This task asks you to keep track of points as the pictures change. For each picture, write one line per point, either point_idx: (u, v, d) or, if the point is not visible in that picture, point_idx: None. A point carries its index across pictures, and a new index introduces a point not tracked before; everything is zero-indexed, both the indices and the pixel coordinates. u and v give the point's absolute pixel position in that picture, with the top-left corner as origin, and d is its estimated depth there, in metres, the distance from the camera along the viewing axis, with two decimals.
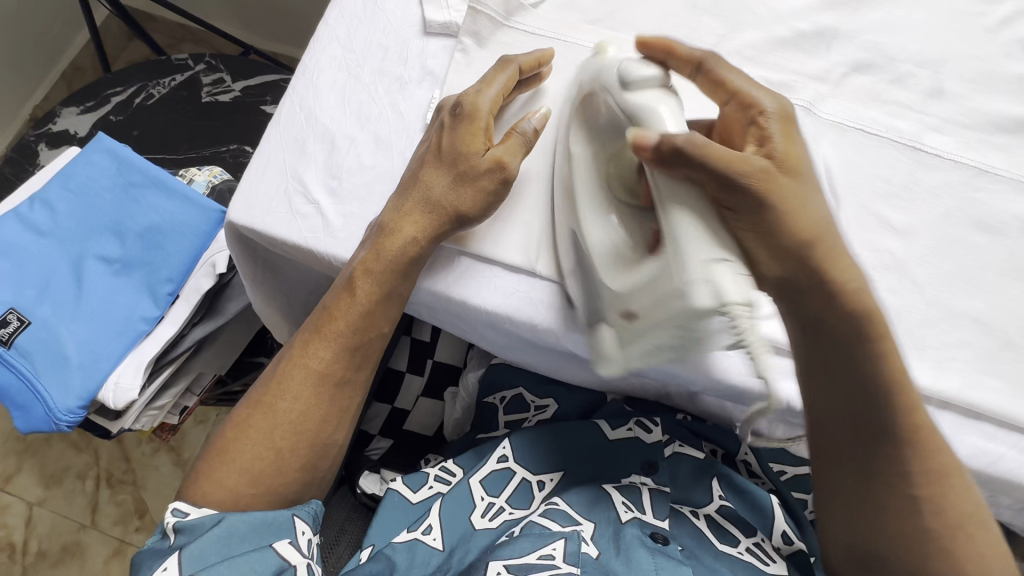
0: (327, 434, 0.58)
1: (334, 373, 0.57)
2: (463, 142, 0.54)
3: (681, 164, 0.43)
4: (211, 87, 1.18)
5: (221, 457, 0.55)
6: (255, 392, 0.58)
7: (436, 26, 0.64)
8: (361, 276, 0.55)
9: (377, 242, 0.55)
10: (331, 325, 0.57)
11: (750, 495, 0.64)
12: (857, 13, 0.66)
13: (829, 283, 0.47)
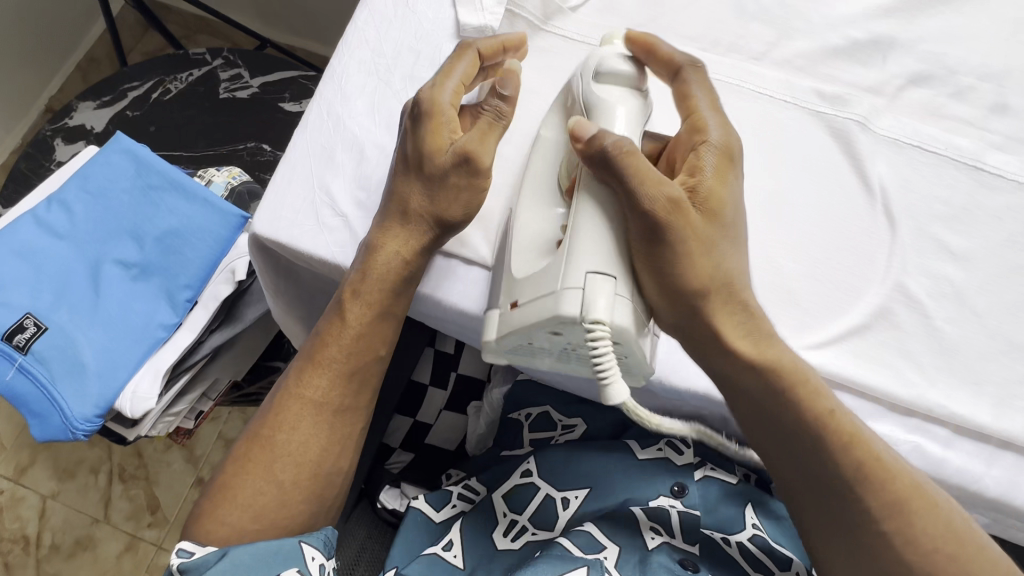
0: (327, 464, 0.56)
1: (330, 400, 0.55)
2: (422, 146, 0.51)
3: (607, 172, 0.45)
4: (229, 83, 1.16)
5: (221, 494, 0.54)
6: (253, 425, 0.57)
7: (470, 30, 0.60)
8: (353, 299, 0.53)
9: (365, 264, 0.53)
10: (323, 351, 0.55)
11: (786, 524, 0.62)
12: (917, 21, 0.63)
13: (721, 325, 0.47)
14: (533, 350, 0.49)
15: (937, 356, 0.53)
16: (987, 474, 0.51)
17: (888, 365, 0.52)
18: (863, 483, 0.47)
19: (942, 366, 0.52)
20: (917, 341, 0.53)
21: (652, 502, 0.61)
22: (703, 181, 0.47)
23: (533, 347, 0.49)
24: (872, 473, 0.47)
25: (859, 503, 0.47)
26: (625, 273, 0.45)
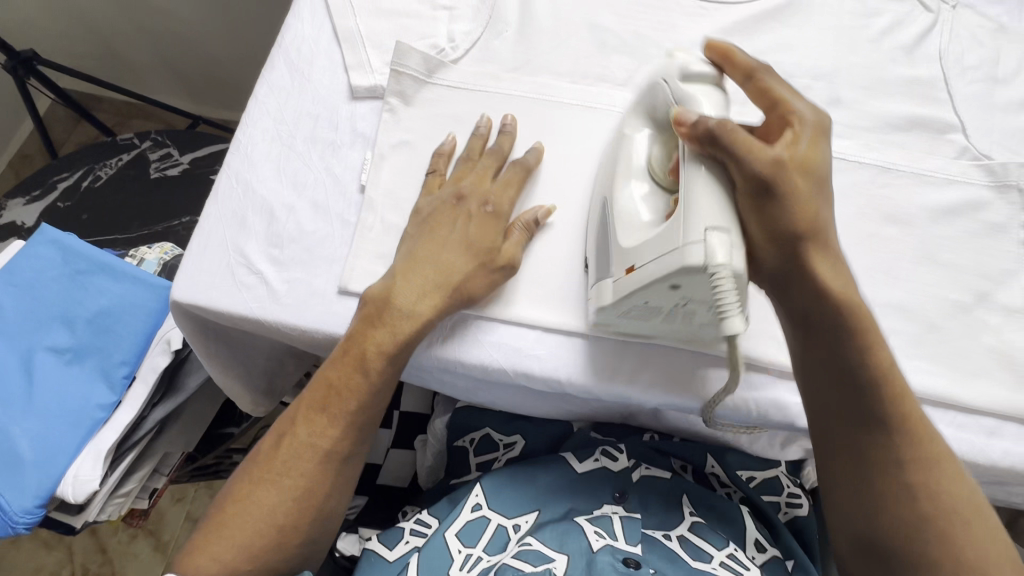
0: (330, 506, 0.56)
1: (339, 448, 0.56)
2: (477, 237, 0.57)
3: (710, 146, 0.47)
4: (159, 163, 1.20)
5: (215, 532, 0.54)
6: (252, 460, 0.57)
7: (362, 91, 0.67)
8: (366, 352, 0.55)
9: (384, 318, 0.55)
10: (334, 399, 0.56)
11: (717, 510, 0.66)
12: (754, 37, 0.72)
13: (818, 269, 0.49)
14: (647, 311, 0.52)
15: None
16: None
17: (769, 335, 0.58)
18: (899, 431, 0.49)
19: None
20: None
21: (594, 510, 0.64)
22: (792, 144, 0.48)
23: (648, 308, 0.52)
24: (931, 459, 0.49)
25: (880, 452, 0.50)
26: (737, 228, 0.46)
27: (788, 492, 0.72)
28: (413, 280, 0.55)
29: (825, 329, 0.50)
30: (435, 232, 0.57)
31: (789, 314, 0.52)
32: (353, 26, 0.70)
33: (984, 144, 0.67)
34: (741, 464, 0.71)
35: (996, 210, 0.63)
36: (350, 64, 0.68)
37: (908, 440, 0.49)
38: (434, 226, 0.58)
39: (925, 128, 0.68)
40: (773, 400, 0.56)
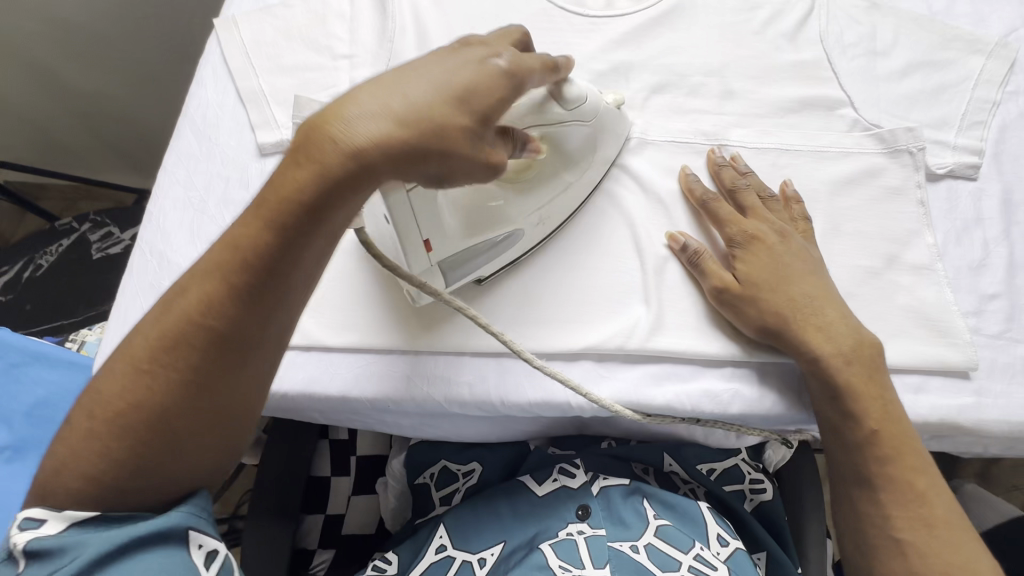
0: (226, 413, 0.47)
1: (235, 335, 0.45)
2: (463, 80, 0.42)
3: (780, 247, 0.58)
4: (100, 243, 1.19)
5: (81, 435, 0.46)
6: (123, 354, 0.46)
7: (270, 147, 0.68)
8: (277, 195, 0.42)
9: (296, 156, 0.40)
10: (229, 269, 0.44)
11: (680, 508, 0.64)
12: (645, 44, 0.75)
13: (820, 328, 0.55)
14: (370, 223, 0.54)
15: None
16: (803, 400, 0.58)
17: (691, 329, 0.59)
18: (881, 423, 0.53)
19: None
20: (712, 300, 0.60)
21: (559, 532, 0.62)
22: (742, 224, 0.60)
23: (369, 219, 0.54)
24: (885, 449, 0.52)
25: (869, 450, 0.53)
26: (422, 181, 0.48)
27: (750, 479, 0.72)
28: (358, 104, 0.40)
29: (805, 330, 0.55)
30: (433, 75, 0.42)
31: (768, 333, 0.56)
32: (256, 87, 0.71)
33: (872, 115, 0.70)
34: (698, 458, 0.71)
35: (892, 175, 0.66)
36: (255, 123, 0.69)
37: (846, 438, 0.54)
38: (448, 73, 0.42)
39: (815, 108, 0.71)
40: (700, 389, 0.57)
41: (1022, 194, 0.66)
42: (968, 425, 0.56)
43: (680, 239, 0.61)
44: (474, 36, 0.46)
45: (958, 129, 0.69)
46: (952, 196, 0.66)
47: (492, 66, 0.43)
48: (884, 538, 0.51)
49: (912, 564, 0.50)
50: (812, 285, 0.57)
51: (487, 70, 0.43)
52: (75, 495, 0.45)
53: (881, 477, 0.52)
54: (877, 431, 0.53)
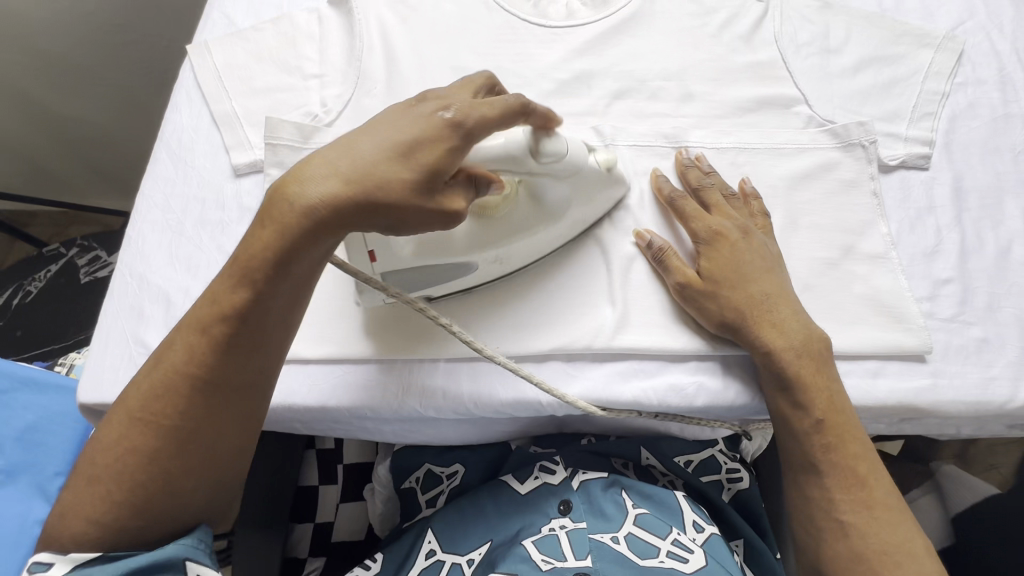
0: (217, 449, 0.51)
1: (217, 379, 0.49)
2: (407, 138, 0.46)
3: (743, 255, 0.60)
4: (88, 266, 1.21)
5: (85, 482, 0.49)
6: (120, 404, 0.51)
7: (244, 167, 0.70)
8: (249, 254, 0.48)
9: (265, 219, 0.47)
10: (211, 321, 0.50)
11: (657, 497, 0.64)
12: (606, 52, 0.77)
13: (778, 323, 0.57)
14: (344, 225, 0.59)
15: None
16: None
17: (656, 325, 0.61)
18: (830, 412, 0.55)
19: None
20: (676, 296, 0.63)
21: (541, 528, 0.62)
22: (704, 221, 0.62)
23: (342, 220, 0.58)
24: (830, 436, 0.55)
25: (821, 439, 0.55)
26: None
27: (727, 469, 0.73)
28: (312, 167, 0.47)
29: (762, 325, 0.57)
30: (380, 131, 0.48)
31: (727, 327, 0.58)
32: (229, 109, 0.74)
33: (826, 111, 0.73)
34: (675, 451, 0.72)
35: (846, 168, 0.68)
36: (230, 145, 0.71)
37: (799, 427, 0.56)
38: (394, 129, 0.47)
39: (771, 107, 0.73)
40: (666, 383, 0.60)
41: (972, 181, 0.69)
42: (926, 406, 0.58)
43: (646, 236, 0.63)
44: (436, 94, 0.51)
45: (909, 121, 0.71)
46: (905, 186, 0.68)
47: (436, 119, 0.47)
48: (829, 521, 0.54)
49: (854, 543, 0.53)
50: (768, 282, 0.59)
51: (430, 122, 0.47)
52: (81, 539, 0.48)
53: (826, 462, 0.55)
54: (823, 421, 0.55)
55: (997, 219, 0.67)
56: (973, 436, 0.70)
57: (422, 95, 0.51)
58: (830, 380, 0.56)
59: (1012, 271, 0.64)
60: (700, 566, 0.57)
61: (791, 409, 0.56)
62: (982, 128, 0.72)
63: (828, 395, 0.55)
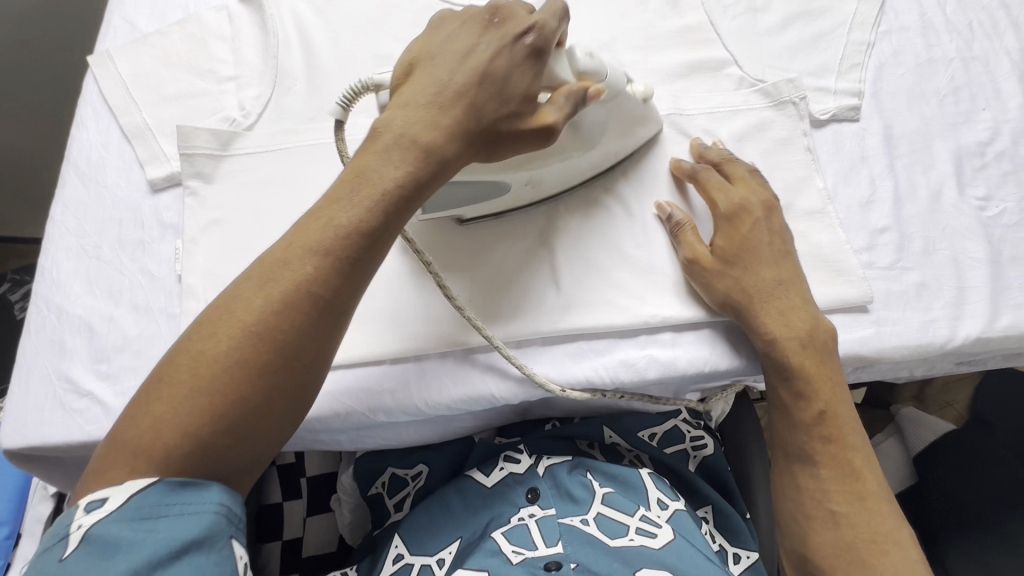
0: (316, 377, 0.46)
1: (339, 300, 0.45)
2: (493, 55, 0.49)
3: (758, 236, 0.59)
4: (24, 301, 1.14)
5: (175, 394, 0.42)
6: (223, 317, 0.44)
7: (161, 181, 0.66)
8: (375, 176, 0.47)
9: (387, 145, 0.47)
10: (332, 236, 0.45)
11: (622, 477, 0.63)
12: None
13: (781, 311, 0.57)
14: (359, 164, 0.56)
15: (640, 277, 0.62)
16: (714, 353, 0.60)
17: (606, 301, 0.61)
18: (828, 399, 0.56)
19: (647, 283, 0.61)
20: (620, 271, 0.62)
21: (510, 519, 0.60)
22: (724, 197, 0.61)
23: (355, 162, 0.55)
24: (825, 429, 0.56)
25: (810, 431, 0.56)
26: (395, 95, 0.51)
27: (691, 437, 0.72)
28: (418, 106, 0.48)
29: (770, 310, 0.57)
30: (470, 62, 0.49)
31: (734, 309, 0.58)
32: (139, 121, 0.69)
33: (756, 70, 0.72)
34: (639, 425, 0.71)
35: (780, 126, 0.68)
36: (143, 158, 0.67)
37: (797, 415, 0.57)
38: (483, 60, 0.49)
39: (701, 71, 0.72)
40: (618, 359, 0.60)
41: (901, 128, 0.69)
42: (870, 355, 0.59)
43: (666, 209, 0.62)
44: (507, 10, 0.51)
45: (837, 74, 0.71)
46: (838, 139, 0.69)
47: (518, 45, 0.49)
48: (819, 509, 0.54)
49: (842, 533, 0.53)
50: (783, 267, 0.59)
51: (514, 50, 0.49)
52: (169, 456, 0.40)
53: (822, 453, 0.56)
54: (824, 413, 0.56)
55: (927, 163, 0.68)
56: (924, 377, 0.71)
57: (493, 14, 0.51)
58: (834, 370, 0.57)
59: (944, 213, 0.65)
60: (670, 540, 0.57)
61: (795, 401, 0.57)
62: (908, 74, 0.72)
63: (830, 388, 0.56)
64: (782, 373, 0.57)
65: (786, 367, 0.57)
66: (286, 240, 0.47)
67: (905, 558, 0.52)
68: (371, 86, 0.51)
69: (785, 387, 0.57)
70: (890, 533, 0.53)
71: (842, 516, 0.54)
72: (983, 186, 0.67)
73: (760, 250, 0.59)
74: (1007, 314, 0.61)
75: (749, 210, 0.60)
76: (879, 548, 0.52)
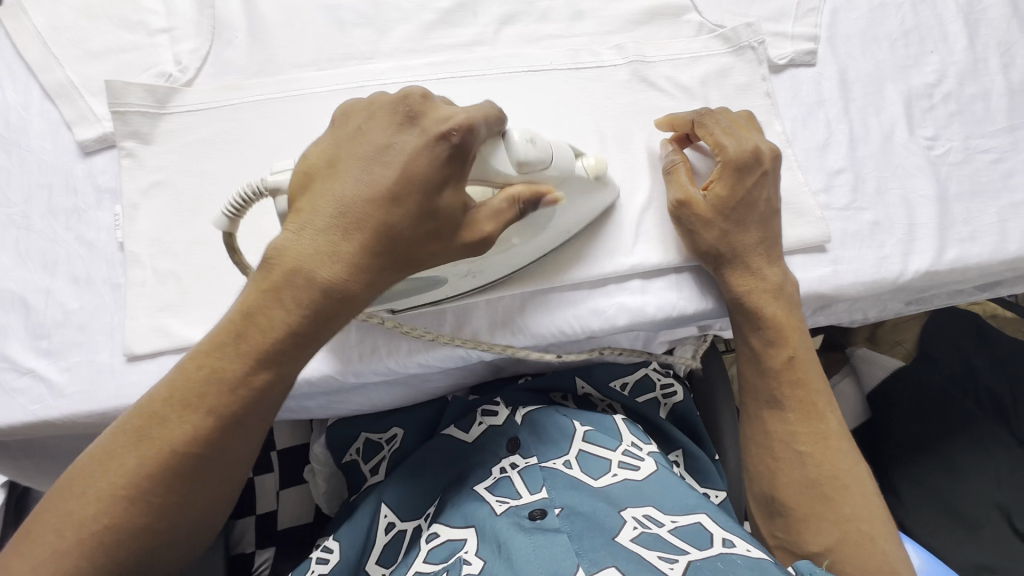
0: (205, 518, 0.44)
1: (222, 455, 0.43)
2: (407, 168, 0.42)
3: (755, 194, 0.58)
4: None
5: (42, 557, 0.39)
6: (94, 474, 0.41)
7: (93, 144, 0.61)
8: (264, 320, 0.42)
9: (285, 284, 0.42)
10: (214, 393, 0.42)
11: (600, 419, 0.62)
12: None
13: (754, 262, 0.58)
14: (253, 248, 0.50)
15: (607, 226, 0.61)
16: (681, 297, 0.61)
17: (573, 254, 0.60)
18: (788, 343, 0.58)
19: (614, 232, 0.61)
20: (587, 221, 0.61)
21: (492, 472, 0.58)
22: (721, 143, 0.58)
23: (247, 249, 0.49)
24: (791, 374, 0.58)
25: (780, 377, 0.58)
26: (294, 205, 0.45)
27: (661, 384, 0.73)
28: (317, 231, 0.42)
29: (744, 258, 0.58)
30: (385, 165, 0.42)
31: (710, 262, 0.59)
32: (62, 79, 0.63)
33: (715, 17, 0.71)
34: (609, 376, 0.72)
35: (739, 72, 0.68)
36: (70, 118, 0.62)
37: (766, 360, 0.59)
38: (395, 166, 0.42)
39: (661, 17, 0.71)
40: (588, 310, 0.60)
41: (855, 72, 0.70)
42: (828, 293, 0.61)
43: (664, 150, 0.62)
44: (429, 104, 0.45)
45: (795, 18, 0.71)
46: (795, 84, 0.69)
47: (439, 143, 0.42)
48: (786, 451, 0.57)
49: (807, 470, 0.55)
50: (770, 224, 0.59)
51: (438, 154, 0.42)
52: None
53: (789, 397, 0.58)
54: (793, 357, 0.58)
55: (879, 106, 0.69)
56: (878, 317, 0.75)
57: (407, 103, 0.44)
58: (796, 320, 0.59)
59: (896, 153, 0.67)
60: (653, 473, 0.56)
61: (768, 347, 0.59)
62: (861, 19, 0.73)
63: (793, 333, 0.59)
64: (748, 321, 0.59)
65: (758, 312, 0.58)
66: (166, 385, 0.43)
67: (863, 495, 0.54)
68: (263, 190, 0.44)
69: (752, 335, 0.59)
70: (851, 471, 0.55)
71: (808, 457, 0.56)
72: (931, 126, 0.69)
73: (754, 208, 0.59)
74: (953, 248, 0.64)
75: (758, 161, 0.58)
76: (840, 482, 0.55)
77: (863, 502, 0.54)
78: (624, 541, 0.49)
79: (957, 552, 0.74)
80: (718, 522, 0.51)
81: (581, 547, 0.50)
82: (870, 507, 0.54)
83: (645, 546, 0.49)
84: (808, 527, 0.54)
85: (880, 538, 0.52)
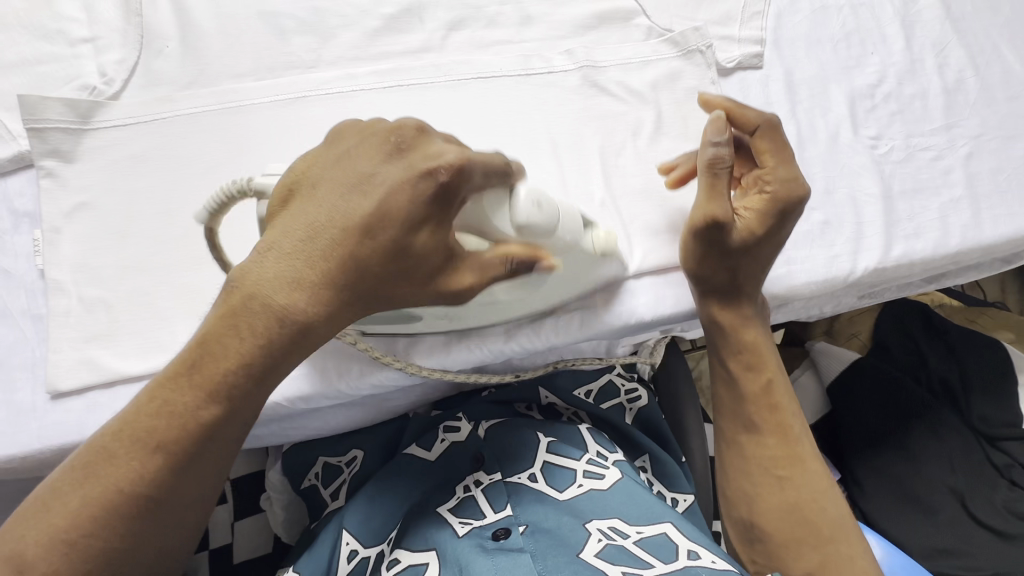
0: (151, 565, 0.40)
1: (175, 498, 0.39)
2: (386, 201, 0.39)
3: (777, 235, 0.57)
4: None
5: None
6: (36, 516, 0.37)
7: (7, 163, 0.57)
8: (226, 353, 0.39)
9: (250, 317, 0.39)
10: (166, 428, 0.39)
11: (564, 430, 0.61)
12: None
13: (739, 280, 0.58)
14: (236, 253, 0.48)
15: None
16: (639, 303, 0.60)
17: None
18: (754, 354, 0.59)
19: None
20: None
21: (455, 492, 0.56)
22: (775, 171, 0.56)
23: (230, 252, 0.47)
24: (769, 399, 0.58)
25: (755, 402, 0.58)
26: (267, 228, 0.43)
27: (625, 390, 0.72)
28: (287, 262, 0.39)
29: (734, 284, 0.58)
30: (361, 196, 0.39)
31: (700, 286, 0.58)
32: None
33: (664, 21, 0.71)
34: (572, 384, 0.70)
35: (689, 76, 0.68)
36: None
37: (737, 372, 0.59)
38: (375, 199, 0.39)
39: (610, 22, 0.71)
40: (553, 323, 0.59)
41: (801, 75, 0.72)
42: (782, 293, 0.62)
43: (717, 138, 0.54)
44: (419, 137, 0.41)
45: (742, 21, 0.72)
46: (743, 87, 0.70)
47: (425, 178, 0.39)
48: (766, 476, 0.56)
49: (786, 494, 0.55)
50: (773, 255, 0.58)
51: (419, 188, 0.39)
52: None
53: (765, 421, 0.58)
54: (771, 382, 0.59)
55: (824, 107, 0.71)
56: (833, 312, 0.76)
57: (399, 134, 0.41)
58: (762, 335, 0.60)
59: (842, 153, 0.68)
60: (619, 483, 0.55)
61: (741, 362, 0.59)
62: (805, 22, 0.74)
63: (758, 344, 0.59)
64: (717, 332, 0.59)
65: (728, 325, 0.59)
66: (119, 418, 0.40)
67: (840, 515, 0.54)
68: (247, 190, 0.42)
69: (723, 346, 0.60)
70: (827, 493, 0.55)
71: (789, 483, 0.55)
72: (874, 126, 0.71)
73: (775, 249, 0.58)
74: (899, 244, 0.66)
75: (793, 202, 0.56)
76: (817, 504, 0.54)
77: (841, 525, 0.53)
78: (587, 558, 0.49)
79: (914, 539, 0.77)
80: (683, 531, 0.51)
81: (544, 567, 0.49)
82: (848, 530, 0.53)
83: (610, 560, 0.48)
84: (786, 552, 0.53)
85: (859, 557, 0.52)
